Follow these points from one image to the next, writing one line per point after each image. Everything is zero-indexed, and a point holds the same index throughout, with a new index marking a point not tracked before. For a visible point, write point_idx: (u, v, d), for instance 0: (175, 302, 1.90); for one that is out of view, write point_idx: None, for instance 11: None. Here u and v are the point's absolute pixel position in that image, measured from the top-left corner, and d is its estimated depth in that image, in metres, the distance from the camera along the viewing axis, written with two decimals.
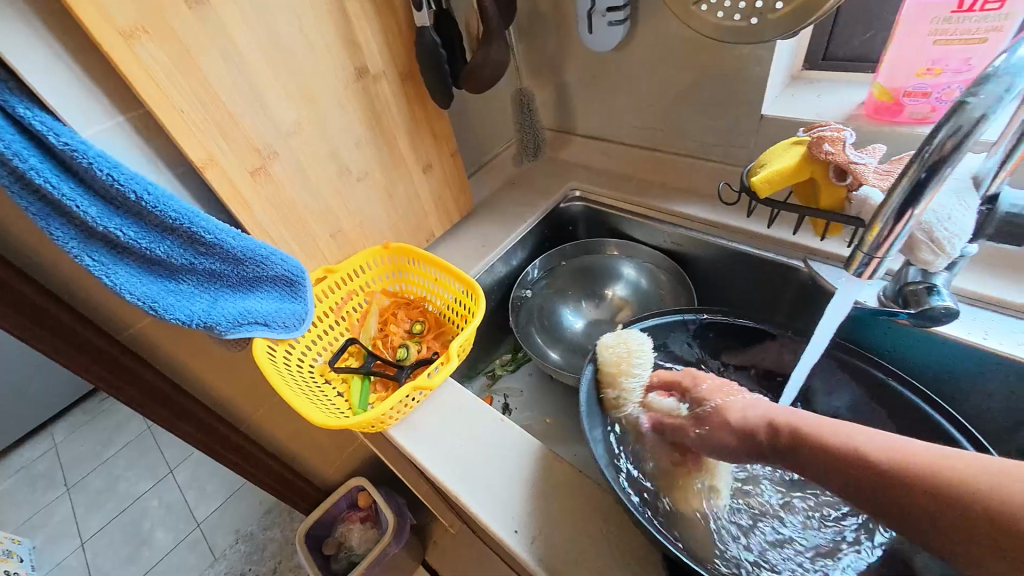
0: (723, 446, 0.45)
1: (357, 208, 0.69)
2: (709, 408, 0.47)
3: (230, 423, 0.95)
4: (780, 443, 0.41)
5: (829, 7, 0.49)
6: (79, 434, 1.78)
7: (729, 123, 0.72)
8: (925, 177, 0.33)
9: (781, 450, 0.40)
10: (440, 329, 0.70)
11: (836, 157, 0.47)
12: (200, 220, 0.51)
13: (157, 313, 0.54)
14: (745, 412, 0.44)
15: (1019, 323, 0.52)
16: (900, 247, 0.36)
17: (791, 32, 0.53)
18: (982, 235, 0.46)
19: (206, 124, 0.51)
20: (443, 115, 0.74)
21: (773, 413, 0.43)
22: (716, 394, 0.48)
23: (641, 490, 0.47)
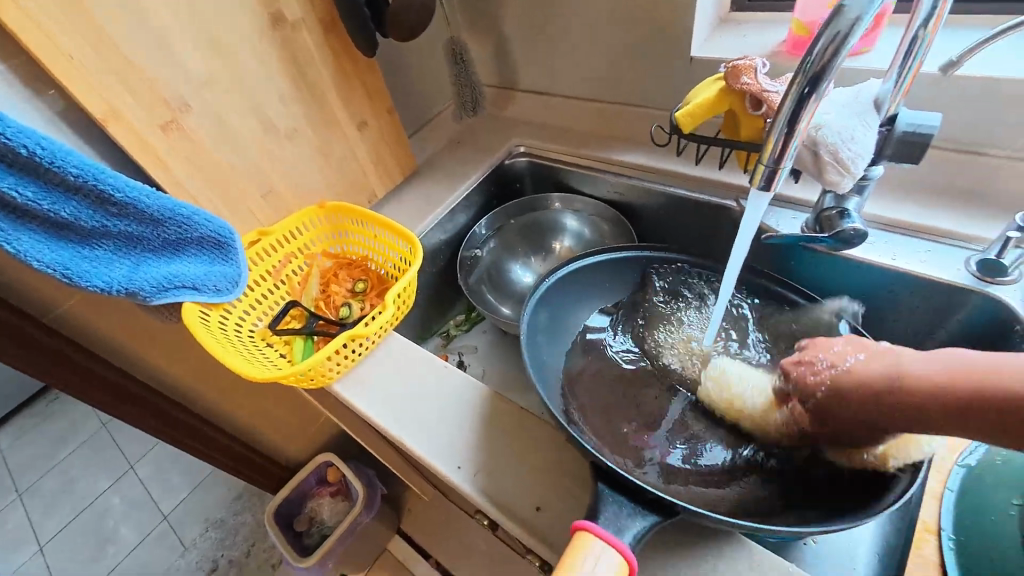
0: (861, 424, 0.36)
1: (288, 167, 0.66)
2: (825, 390, 0.37)
3: (179, 404, 0.91)
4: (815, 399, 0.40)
5: None
6: (26, 438, 1.68)
7: (663, 67, 0.73)
8: (809, 87, 0.36)
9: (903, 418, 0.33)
10: (384, 286, 0.69)
11: (751, 87, 0.49)
12: (106, 177, 0.48)
13: (71, 281, 0.51)
14: (866, 376, 0.35)
15: (925, 243, 0.55)
16: (792, 160, 0.39)
17: None
18: (883, 156, 0.49)
19: (103, 74, 0.48)
20: (375, 69, 0.72)
21: (865, 368, 0.35)
22: (829, 360, 0.38)
23: (582, 425, 0.48)
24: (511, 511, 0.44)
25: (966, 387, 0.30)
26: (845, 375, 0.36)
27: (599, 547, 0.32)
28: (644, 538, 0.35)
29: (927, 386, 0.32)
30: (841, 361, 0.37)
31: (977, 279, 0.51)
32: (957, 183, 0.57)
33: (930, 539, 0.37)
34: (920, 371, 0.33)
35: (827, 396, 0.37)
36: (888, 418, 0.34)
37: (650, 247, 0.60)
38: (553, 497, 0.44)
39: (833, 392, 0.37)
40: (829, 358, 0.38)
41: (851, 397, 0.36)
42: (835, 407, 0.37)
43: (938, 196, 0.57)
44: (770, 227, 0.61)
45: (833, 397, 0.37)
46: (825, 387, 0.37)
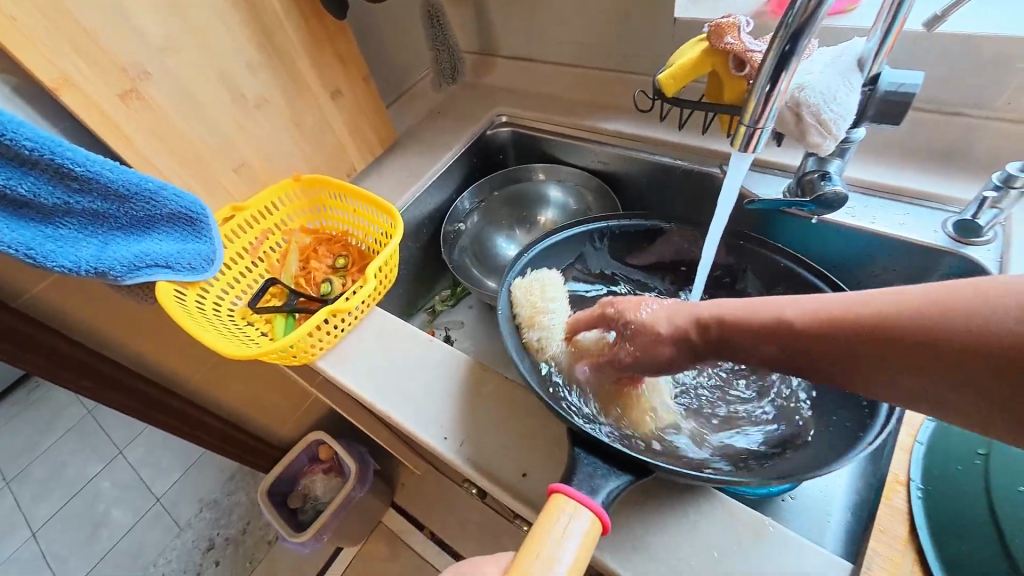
0: (667, 356, 0.38)
1: (260, 140, 0.63)
2: (644, 322, 0.39)
3: (162, 386, 0.88)
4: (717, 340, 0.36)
5: None
6: (9, 427, 1.65)
7: (649, 28, 0.70)
8: (790, 46, 0.35)
9: (712, 345, 0.36)
10: (365, 261, 0.68)
11: (735, 47, 0.48)
12: (64, 150, 0.45)
13: (36, 262, 0.49)
14: (692, 312, 0.37)
15: (904, 207, 0.56)
16: (773, 121, 0.39)
17: None
18: (866, 118, 0.49)
19: (52, 37, 0.45)
20: (348, 34, 0.68)
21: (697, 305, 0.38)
22: (652, 305, 0.39)
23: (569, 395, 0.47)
24: (499, 479, 0.44)
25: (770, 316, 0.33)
26: (671, 310, 0.38)
27: (572, 506, 0.33)
28: (617, 497, 0.35)
29: (735, 318, 0.35)
30: (667, 304, 0.39)
31: (952, 241, 0.52)
32: (937, 144, 0.57)
33: (899, 490, 0.38)
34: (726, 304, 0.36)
35: (645, 328, 0.39)
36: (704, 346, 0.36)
37: (632, 216, 0.59)
38: (539, 464, 0.45)
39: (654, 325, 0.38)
40: (652, 304, 0.40)
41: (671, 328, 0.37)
42: (651, 337, 0.38)
43: (918, 158, 0.57)
44: (756, 193, 0.61)
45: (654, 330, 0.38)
46: (648, 324, 0.39)
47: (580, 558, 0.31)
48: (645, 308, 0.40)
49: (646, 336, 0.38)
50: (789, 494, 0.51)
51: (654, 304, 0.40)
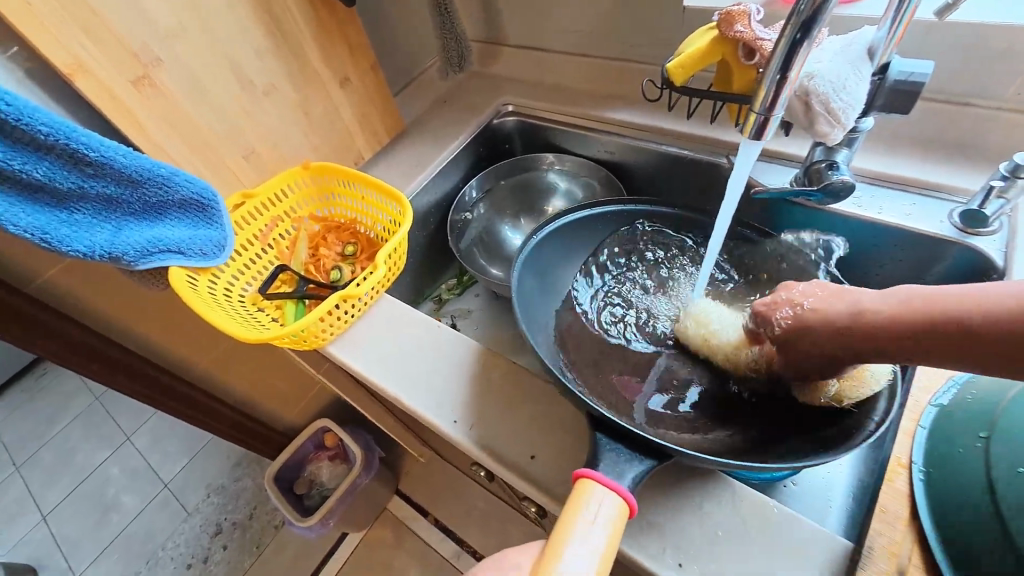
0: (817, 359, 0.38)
1: (270, 128, 0.64)
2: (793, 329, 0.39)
3: (171, 371, 0.89)
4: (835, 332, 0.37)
5: None
6: (20, 413, 1.67)
7: (659, 16, 0.70)
8: (801, 36, 0.35)
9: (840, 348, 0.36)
10: (373, 249, 0.69)
11: (745, 36, 0.48)
12: (79, 135, 0.46)
13: (52, 247, 0.49)
14: (825, 314, 0.37)
15: (911, 197, 0.56)
16: (783, 110, 0.39)
17: None
18: (874, 107, 0.49)
19: (65, 22, 0.45)
20: (357, 23, 0.68)
21: (823, 300, 0.38)
22: (793, 305, 0.39)
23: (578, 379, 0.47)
24: (507, 461, 0.45)
25: (892, 320, 0.33)
26: (805, 313, 0.38)
27: (599, 492, 0.34)
28: (640, 481, 0.36)
29: (862, 323, 0.35)
30: (804, 301, 0.39)
31: (958, 231, 0.52)
32: (945, 135, 0.57)
33: (901, 472, 0.40)
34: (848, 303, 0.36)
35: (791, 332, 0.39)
36: (836, 348, 0.36)
37: (631, 202, 0.59)
38: (546, 446, 0.46)
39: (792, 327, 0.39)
40: (790, 303, 0.40)
41: (815, 333, 0.37)
42: (798, 340, 0.39)
43: (926, 149, 0.58)
44: (764, 182, 0.61)
45: (798, 331, 0.39)
46: (792, 333, 0.39)
47: (610, 544, 0.32)
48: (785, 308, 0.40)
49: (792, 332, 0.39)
50: (791, 480, 0.52)
51: (790, 305, 0.40)
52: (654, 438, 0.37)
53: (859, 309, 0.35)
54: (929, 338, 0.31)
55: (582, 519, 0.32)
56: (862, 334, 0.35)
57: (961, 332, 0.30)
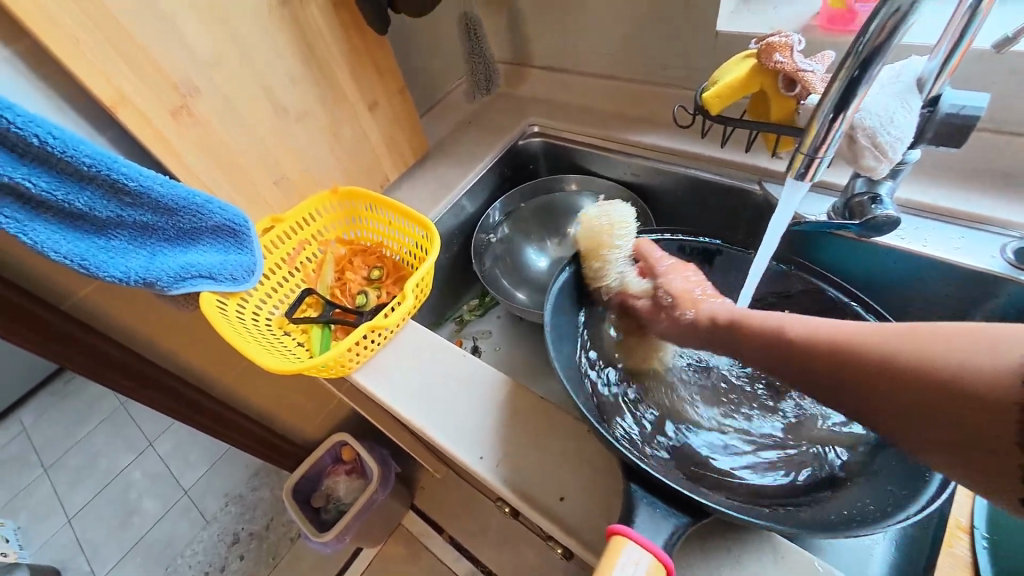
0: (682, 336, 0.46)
1: (301, 153, 0.65)
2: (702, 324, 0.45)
3: (196, 385, 0.90)
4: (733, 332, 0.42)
5: None
6: (50, 416, 1.72)
7: (689, 41, 0.69)
8: (858, 74, 0.34)
9: (727, 334, 0.42)
10: (399, 273, 0.69)
11: (785, 67, 0.47)
12: (120, 166, 0.47)
13: (90, 273, 0.50)
14: (757, 321, 0.41)
15: (959, 229, 0.53)
16: (836, 147, 0.38)
17: None
18: (923, 139, 0.47)
19: (111, 57, 0.47)
20: (386, 47, 0.69)
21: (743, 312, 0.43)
22: (687, 303, 0.46)
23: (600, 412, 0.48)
24: (536, 502, 0.44)
25: (784, 336, 0.38)
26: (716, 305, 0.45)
27: (635, 551, 0.32)
28: (676, 542, 0.34)
29: (788, 333, 0.38)
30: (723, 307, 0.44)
31: (1010, 267, 0.49)
32: (992, 164, 0.55)
33: (962, 538, 0.36)
34: (794, 324, 0.38)
35: (674, 324, 0.47)
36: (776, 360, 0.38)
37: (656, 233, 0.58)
38: (578, 488, 0.44)
39: (710, 323, 0.44)
40: (681, 294, 0.47)
41: (711, 327, 0.44)
42: (689, 335, 0.46)
43: (973, 180, 0.55)
44: (803, 211, 0.59)
45: (701, 328, 0.45)
46: (678, 320, 0.46)
47: None
48: (674, 279, 0.49)
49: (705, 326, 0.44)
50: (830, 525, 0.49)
51: (684, 291, 0.48)
52: (700, 497, 0.35)
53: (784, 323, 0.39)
54: (822, 356, 0.35)
55: None
56: (777, 336, 0.39)
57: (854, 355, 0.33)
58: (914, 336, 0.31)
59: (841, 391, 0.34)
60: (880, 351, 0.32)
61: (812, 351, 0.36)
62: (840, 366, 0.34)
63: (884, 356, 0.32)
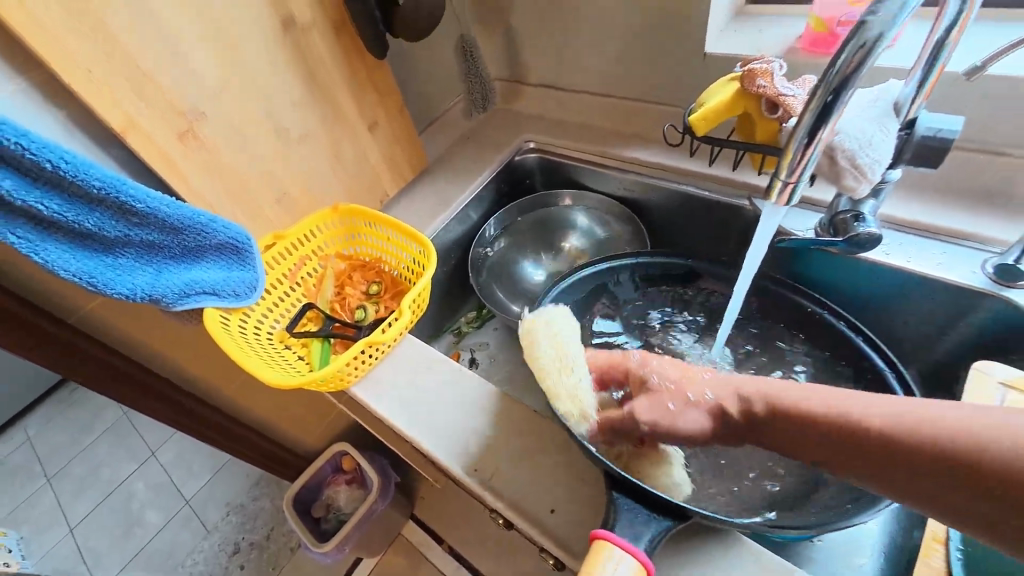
0: (700, 435, 0.38)
1: (302, 171, 0.67)
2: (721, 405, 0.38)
3: (198, 397, 0.92)
4: (759, 415, 0.37)
5: None
6: (54, 426, 1.73)
7: (679, 61, 0.71)
8: (830, 100, 0.35)
9: (748, 422, 0.37)
10: (396, 288, 0.70)
11: (768, 91, 0.48)
12: (128, 188, 0.49)
13: (97, 290, 0.52)
14: (792, 399, 0.36)
15: (942, 245, 0.55)
16: (809, 171, 0.39)
17: None
18: (902, 160, 0.48)
19: (121, 85, 0.49)
20: (385, 68, 0.71)
21: (766, 385, 0.38)
22: (693, 389, 0.39)
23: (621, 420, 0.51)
24: (528, 514, 0.45)
25: (837, 417, 0.33)
26: (725, 381, 0.39)
27: (618, 552, 0.33)
28: (657, 544, 0.36)
29: (839, 416, 0.33)
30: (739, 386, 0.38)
31: (992, 283, 0.51)
32: (975, 181, 0.56)
33: (938, 549, 0.37)
34: (840, 402, 0.34)
35: (687, 416, 0.39)
36: (816, 443, 0.34)
37: (645, 255, 0.59)
38: (569, 501, 0.45)
39: (733, 409, 0.38)
40: (678, 383, 0.40)
41: (734, 410, 0.38)
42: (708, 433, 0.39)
43: (955, 198, 0.57)
44: (791, 227, 0.60)
45: (727, 413, 0.38)
46: (691, 413, 0.38)
47: None
48: (661, 367, 0.42)
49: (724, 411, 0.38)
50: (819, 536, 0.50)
51: (682, 378, 0.40)
52: (682, 503, 0.36)
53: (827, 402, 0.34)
54: (888, 445, 0.31)
55: None
56: (823, 419, 0.34)
57: (925, 446, 0.29)
58: (1000, 425, 0.28)
59: (906, 487, 0.30)
60: (950, 439, 0.29)
61: (864, 437, 0.32)
62: (906, 452, 0.30)
63: (962, 447, 0.28)
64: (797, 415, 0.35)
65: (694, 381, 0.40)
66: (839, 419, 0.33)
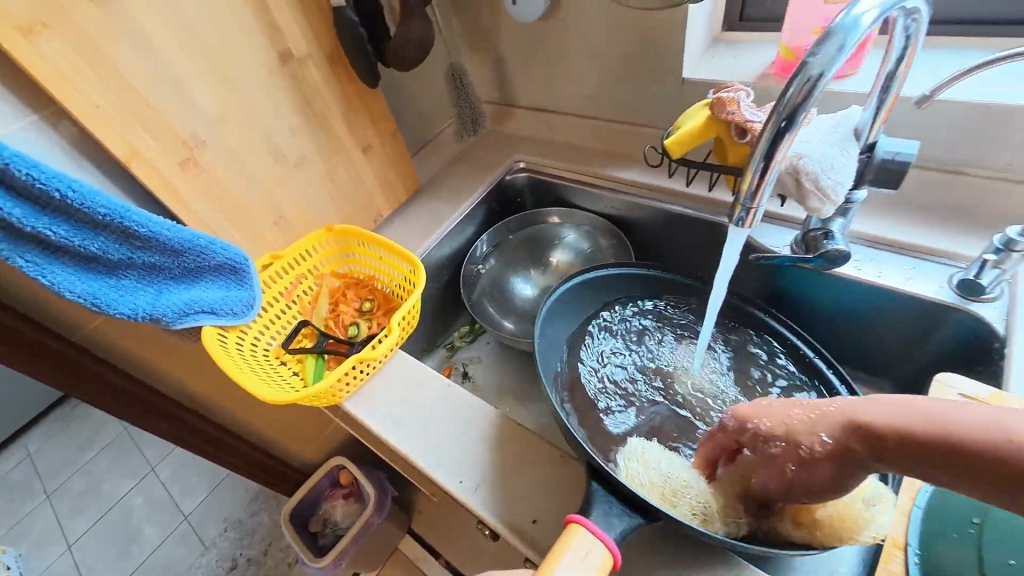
0: (829, 488, 0.33)
1: (298, 194, 0.70)
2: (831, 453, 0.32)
3: (196, 412, 0.94)
4: (873, 456, 0.31)
5: None
6: (54, 442, 1.74)
7: (659, 85, 0.74)
8: (784, 127, 0.37)
9: (865, 465, 0.31)
10: (389, 305, 0.73)
11: (736, 117, 0.51)
12: (132, 214, 0.51)
13: (101, 310, 0.54)
14: (905, 431, 0.29)
15: (912, 261, 0.57)
16: (769, 194, 0.41)
17: None
18: (864, 181, 0.51)
19: (127, 118, 0.52)
20: (378, 95, 0.74)
21: (872, 413, 0.31)
22: (805, 436, 0.33)
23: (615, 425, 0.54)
24: (512, 525, 0.47)
25: (960, 446, 0.27)
26: (835, 415, 0.33)
27: (588, 538, 0.36)
28: (627, 536, 0.38)
29: (971, 449, 0.26)
30: (839, 424, 0.32)
31: (958, 297, 0.53)
32: (941, 199, 0.58)
33: (897, 555, 0.39)
34: (969, 427, 0.27)
35: (812, 470, 0.33)
36: (977, 486, 0.27)
37: (625, 263, 0.64)
38: (551, 512, 0.47)
39: (845, 453, 0.32)
40: (788, 436, 0.34)
41: (862, 449, 0.31)
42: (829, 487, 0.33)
43: (923, 215, 0.59)
44: (768, 243, 0.63)
45: (855, 454, 0.31)
46: (816, 465, 0.33)
47: None
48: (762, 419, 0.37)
49: (836, 461, 0.32)
50: None
51: (788, 427, 0.35)
52: (650, 501, 0.38)
53: (949, 428, 0.28)
54: None
55: (569, 555, 0.35)
56: (953, 454, 0.27)
57: None
58: None
59: None
60: None
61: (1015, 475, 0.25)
62: None
63: None
64: (941, 451, 0.28)
65: (794, 429, 0.34)
66: (996, 449, 0.26)
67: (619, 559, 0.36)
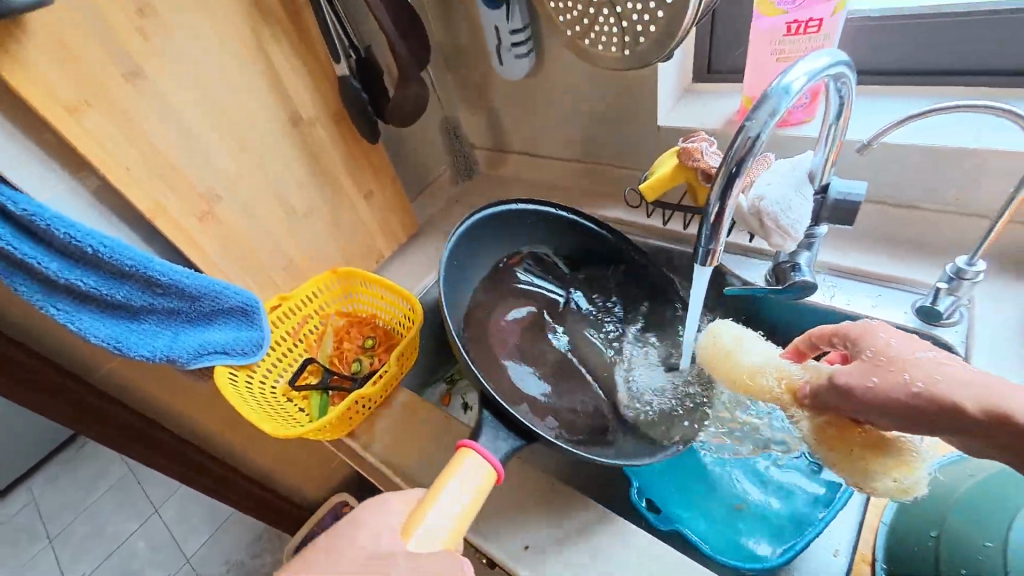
0: (886, 411, 0.41)
1: (304, 240, 0.75)
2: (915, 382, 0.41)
3: (202, 448, 0.96)
4: (939, 398, 0.39)
5: (687, 28, 0.54)
6: (60, 484, 1.75)
7: (638, 132, 0.80)
8: (732, 175, 0.42)
9: (929, 402, 0.40)
10: (390, 341, 0.77)
11: (701, 164, 0.57)
12: (155, 265, 0.56)
13: (123, 352, 0.59)
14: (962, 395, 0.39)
15: (878, 289, 0.61)
16: (726, 235, 0.46)
17: (668, 47, 0.57)
18: (823, 219, 0.55)
19: (153, 179, 0.58)
20: (379, 148, 0.81)
21: (961, 374, 0.40)
22: (917, 374, 0.41)
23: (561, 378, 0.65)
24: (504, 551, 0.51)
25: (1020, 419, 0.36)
26: (957, 376, 0.40)
27: (477, 461, 0.45)
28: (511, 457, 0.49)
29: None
30: (926, 376, 0.40)
31: (921, 322, 0.56)
32: (901, 231, 0.62)
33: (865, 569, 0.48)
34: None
35: (892, 389, 0.41)
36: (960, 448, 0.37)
37: (526, 200, 0.71)
38: None
39: (923, 389, 0.40)
40: (900, 364, 0.42)
41: (966, 407, 0.38)
42: (878, 405, 0.42)
43: (887, 246, 0.63)
44: (744, 276, 0.67)
45: (944, 399, 0.39)
46: (897, 387, 0.41)
47: (477, 499, 0.43)
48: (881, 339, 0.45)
49: (903, 395, 0.41)
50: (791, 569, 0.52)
51: (909, 359, 0.42)
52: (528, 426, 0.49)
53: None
54: None
55: (462, 475, 0.44)
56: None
57: None
58: None
59: None
60: None
61: None
62: None
63: None
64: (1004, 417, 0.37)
65: (899, 361, 0.42)
66: None
67: (502, 473, 0.47)
